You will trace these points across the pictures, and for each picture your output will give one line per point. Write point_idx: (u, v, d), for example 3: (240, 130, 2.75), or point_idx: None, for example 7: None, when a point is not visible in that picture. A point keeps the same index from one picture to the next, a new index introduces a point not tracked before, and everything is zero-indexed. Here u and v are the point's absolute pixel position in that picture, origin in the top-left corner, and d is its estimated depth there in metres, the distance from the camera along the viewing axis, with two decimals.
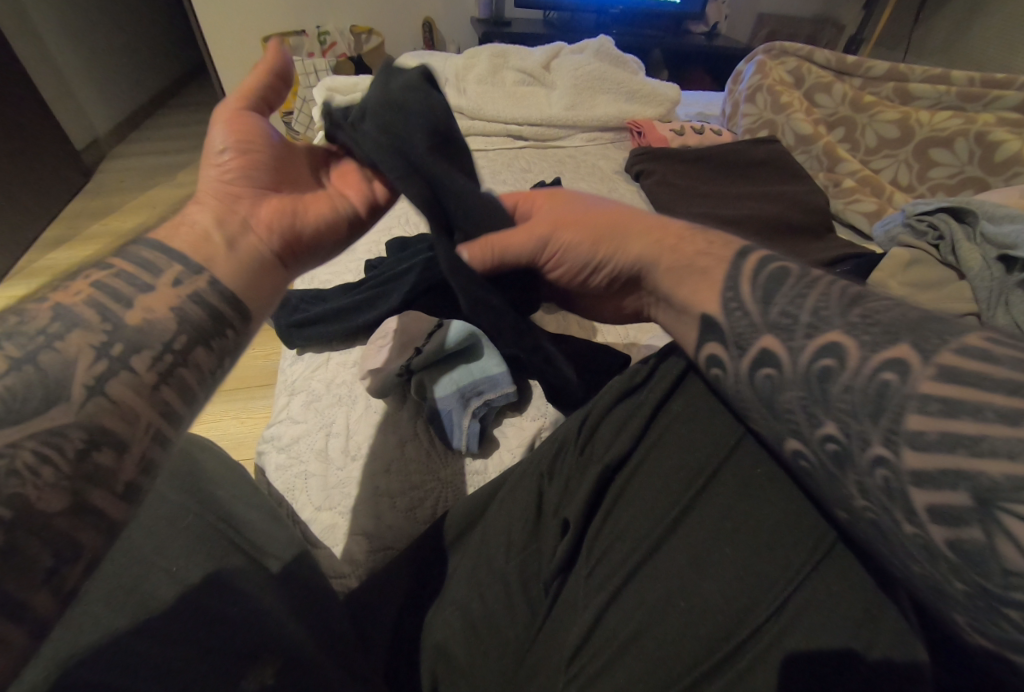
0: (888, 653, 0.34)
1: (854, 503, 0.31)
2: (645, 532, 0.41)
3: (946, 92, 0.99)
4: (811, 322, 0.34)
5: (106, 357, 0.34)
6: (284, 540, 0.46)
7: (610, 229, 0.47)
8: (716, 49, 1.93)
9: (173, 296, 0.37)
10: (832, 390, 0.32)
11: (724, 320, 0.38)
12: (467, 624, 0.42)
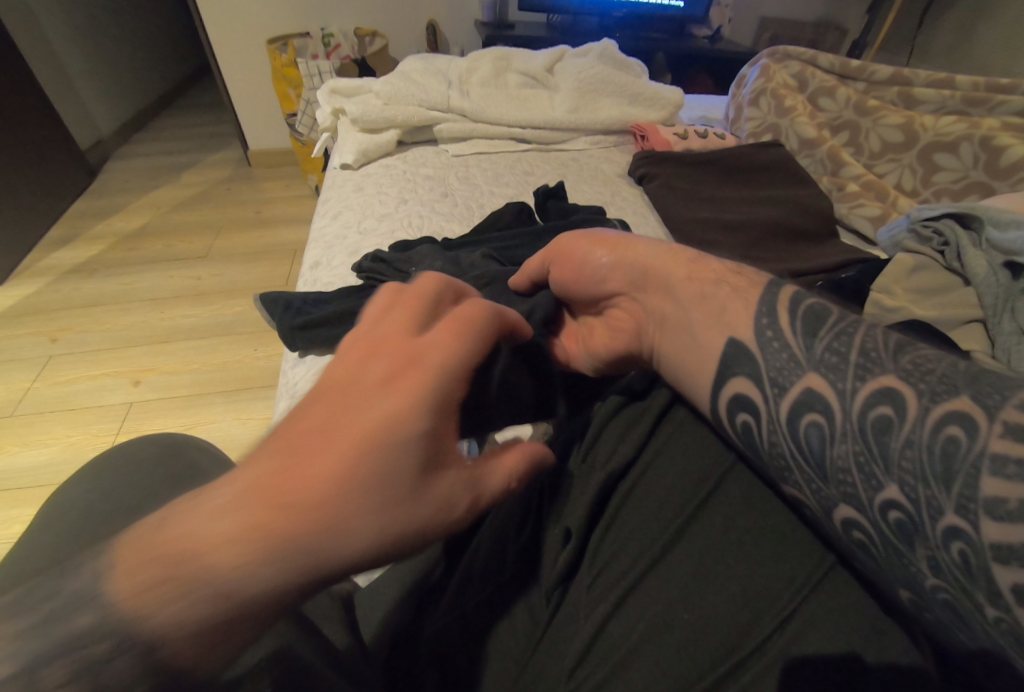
0: (894, 658, 0.33)
1: (924, 580, 0.30)
2: (649, 542, 0.41)
3: (950, 98, 0.99)
4: (861, 364, 0.34)
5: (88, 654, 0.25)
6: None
7: (620, 240, 0.51)
8: (719, 52, 1.93)
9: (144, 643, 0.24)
10: (891, 446, 0.31)
11: (761, 356, 0.39)
12: (469, 633, 0.43)
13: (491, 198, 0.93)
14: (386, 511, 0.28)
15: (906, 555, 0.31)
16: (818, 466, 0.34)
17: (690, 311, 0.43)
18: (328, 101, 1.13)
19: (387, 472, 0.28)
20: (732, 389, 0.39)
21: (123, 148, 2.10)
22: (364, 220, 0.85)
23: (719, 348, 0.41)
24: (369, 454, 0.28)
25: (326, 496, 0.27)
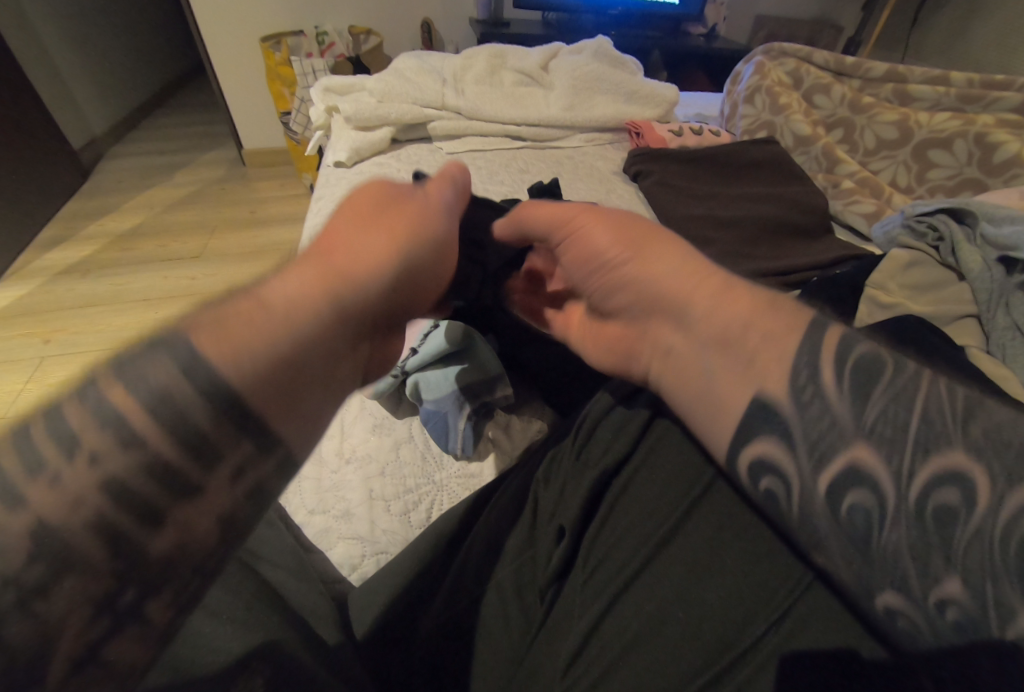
0: (888, 655, 0.32)
1: (969, 671, 0.28)
2: (644, 538, 0.41)
3: (945, 94, 0.99)
4: (921, 441, 0.31)
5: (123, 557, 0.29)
6: (286, 552, 0.48)
7: (645, 239, 0.48)
8: (714, 50, 1.93)
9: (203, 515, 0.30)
10: (955, 535, 0.29)
11: (798, 422, 0.36)
12: (463, 629, 0.43)
13: (487, 195, 0.92)
14: (386, 301, 0.40)
15: (961, 650, 0.29)
16: (860, 547, 0.32)
17: (718, 371, 0.40)
18: (321, 99, 1.12)
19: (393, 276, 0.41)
20: (757, 451, 0.37)
21: (117, 147, 2.09)
22: None
23: (748, 403, 0.38)
24: (361, 233, 0.41)
25: (353, 283, 0.38)
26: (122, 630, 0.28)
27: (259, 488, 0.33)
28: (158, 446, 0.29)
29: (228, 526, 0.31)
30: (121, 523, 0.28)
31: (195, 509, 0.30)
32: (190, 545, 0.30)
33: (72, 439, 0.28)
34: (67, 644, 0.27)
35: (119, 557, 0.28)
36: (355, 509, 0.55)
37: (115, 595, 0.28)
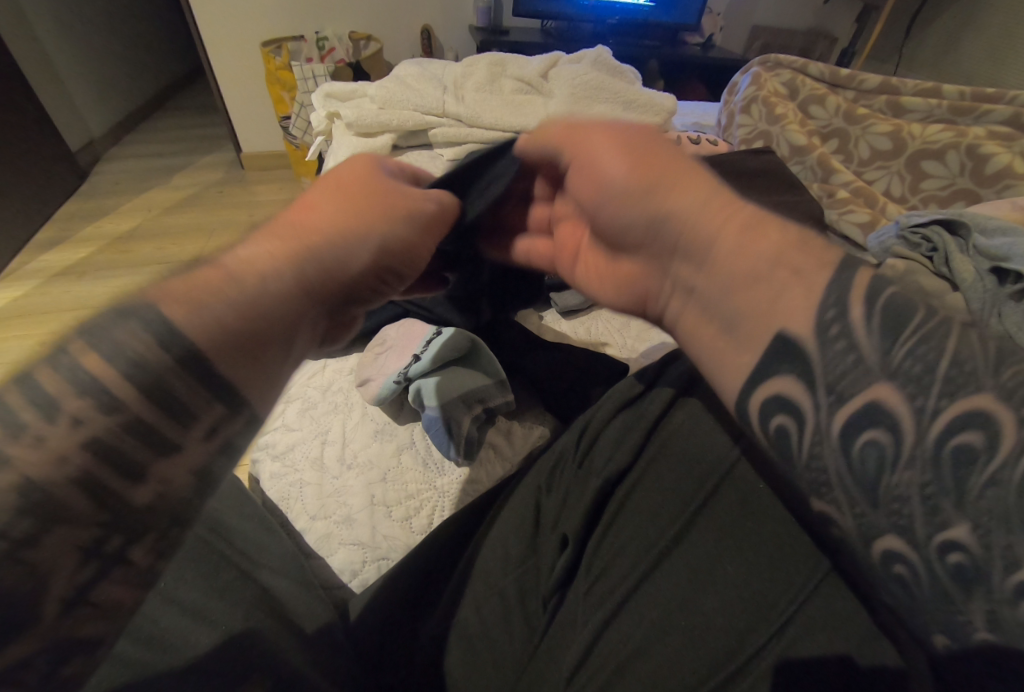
0: (877, 660, 0.34)
1: (973, 632, 0.25)
2: (647, 547, 0.41)
3: (937, 106, 1.01)
4: (950, 376, 0.25)
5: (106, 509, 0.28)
6: (283, 551, 0.49)
7: (657, 171, 0.36)
8: (711, 60, 1.95)
9: (199, 448, 0.30)
10: (970, 483, 0.24)
11: (816, 354, 0.29)
12: (465, 641, 0.42)
13: None
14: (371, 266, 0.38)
15: (957, 603, 0.25)
16: (867, 493, 0.27)
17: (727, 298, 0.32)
18: (323, 105, 1.13)
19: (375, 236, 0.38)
20: (773, 388, 0.31)
21: (114, 148, 2.08)
22: None
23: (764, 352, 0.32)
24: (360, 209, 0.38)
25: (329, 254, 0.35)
26: (116, 565, 0.29)
27: (231, 443, 0.31)
28: (138, 412, 0.28)
29: (204, 475, 0.31)
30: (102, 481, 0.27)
31: (173, 465, 0.29)
32: (168, 496, 0.30)
33: (52, 399, 0.26)
34: (61, 583, 0.27)
35: (105, 505, 0.27)
36: (356, 514, 0.55)
37: (103, 542, 0.28)
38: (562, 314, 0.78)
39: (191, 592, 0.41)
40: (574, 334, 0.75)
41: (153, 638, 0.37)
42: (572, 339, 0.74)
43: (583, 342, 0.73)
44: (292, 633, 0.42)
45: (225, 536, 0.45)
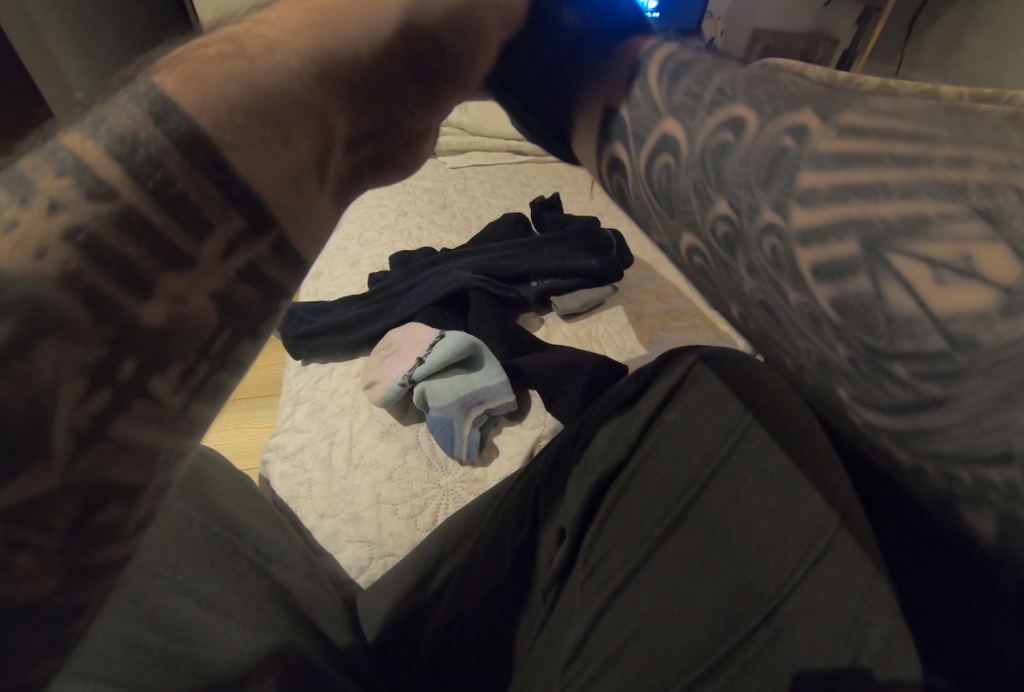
0: (875, 663, 0.34)
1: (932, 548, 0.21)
2: (639, 540, 0.43)
3: None
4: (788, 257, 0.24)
5: (109, 383, 0.21)
6: (293, 550, 0.51)
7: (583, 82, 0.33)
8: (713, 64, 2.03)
9: (223, 273, 0.22)
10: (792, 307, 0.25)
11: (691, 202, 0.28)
12: (454, 622, 0.46)
13: (489, 209, 1.01)
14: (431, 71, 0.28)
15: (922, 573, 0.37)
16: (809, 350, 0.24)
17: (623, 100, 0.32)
18: None
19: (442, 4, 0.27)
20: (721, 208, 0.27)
21: None
22: (367, 233, 0.92)
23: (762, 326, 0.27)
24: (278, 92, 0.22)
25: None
26: (153, 374, 0.22)
27: (259, 269, 0.24)
28: (134, 205, 0.20)
29: (229, 303, 0.23)
30: (78, 306, 0.19)
31: (186, 280, 0.21)
32: (188, 320, 0.22)
33: (24, 179, 0.19)
34: (66, 408, 0.20)
35: (107, 320, 0.20)
36: (362, 512, 0.57)
37: (119, 354, 0.20)
38: (563, 317, 0.80)
39: (209, 588, 0.42)
40: (576, 336, 0.77)
41: (173, 629, 0.39)
42: (572, 342, 0.76)
43: (584, 343, 0.75)
44: (301, 626, 0.44)
45: (237, 534, 0.47)
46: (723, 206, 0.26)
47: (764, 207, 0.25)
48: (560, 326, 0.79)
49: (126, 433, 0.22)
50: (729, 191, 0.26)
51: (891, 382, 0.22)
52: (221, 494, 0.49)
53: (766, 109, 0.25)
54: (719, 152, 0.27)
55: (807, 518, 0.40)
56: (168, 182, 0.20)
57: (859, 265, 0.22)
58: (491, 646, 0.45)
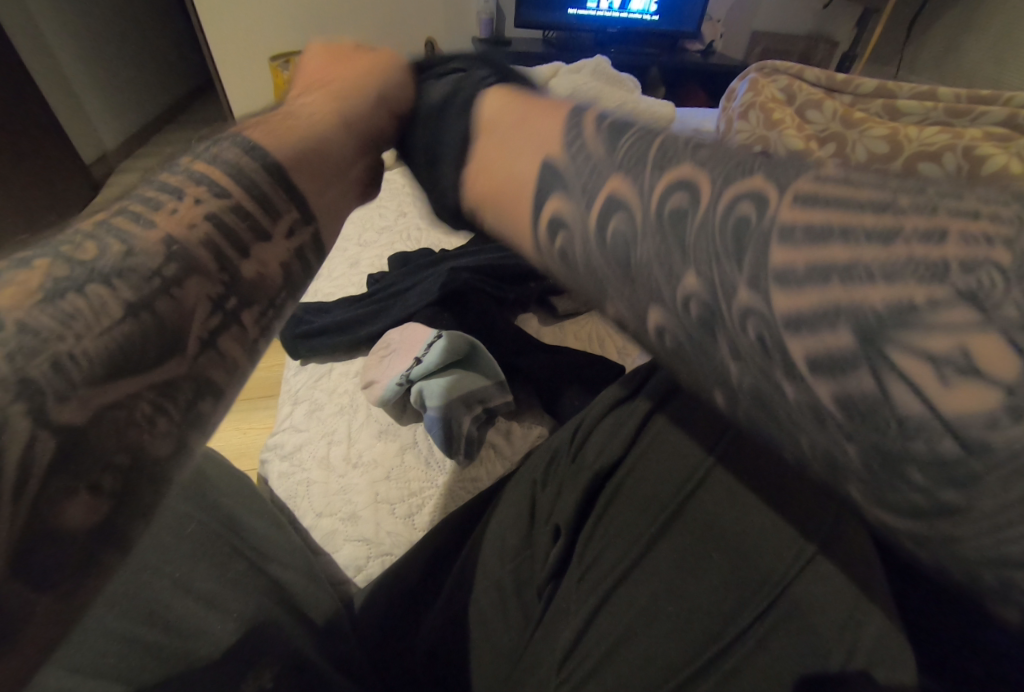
0: (868, 663, 0.34)
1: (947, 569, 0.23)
2: (634, 539, 0.43)
3: (933, 109, 1.04)
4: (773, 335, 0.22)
5: (219, 310, 0.31)
6: (292, 546, 0.52)
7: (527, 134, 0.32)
8: (710, 67, 2.08)
9: (285, 249, 0.34)
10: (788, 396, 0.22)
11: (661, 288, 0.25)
12: (452, 620, 0.45)
13: None
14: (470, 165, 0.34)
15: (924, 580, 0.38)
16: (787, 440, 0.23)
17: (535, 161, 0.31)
18: None
19: (520, 115, 0.33)
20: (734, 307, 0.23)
21: (125, 162, 2.21)
22: (366, 233, 0.93)
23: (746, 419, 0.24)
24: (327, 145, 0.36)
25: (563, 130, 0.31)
26: (225, 331, 0.32)
27: (303, 253, 0.36)
28: (240, 198, 0.32)
29: (292, 269, 0.35)
30: (199, 259, 0.31)
31: (266, 251, 0.34)
32: (264, 279, 0.34)
33: (177, 187, 0.32)
34: (195, 326, 0.30)
35: (221, 265, 0.31)
36: (360, 511, 0.57)
37: (223, 299, 0.32)
38: (561, 318, 0.80)
39: (203, 584, 0.43)
40: (573, 336, 0.77)
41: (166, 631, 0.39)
42: (569, 342, 0.76)
43: (582, 343, 0.76)
44: (294, 621, 0.44)
45: (232, 530, 0.47)
46: (691, 283, 0.24)
47: (739, 287, 0.23)
48: (559, 326, 0.79)
49: (222, 358, 0.32)
50: (696, 265, 0.24)
51: (909, 484, 0.19)
52: (221, 491, 0.50)
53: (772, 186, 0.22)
54: (675, 218, 0.25)
55: (797, 519, 0.41)
56: (243, 166, 0.33)
57: (856, 359, 0.20)
58: (485, 653, 0.43)
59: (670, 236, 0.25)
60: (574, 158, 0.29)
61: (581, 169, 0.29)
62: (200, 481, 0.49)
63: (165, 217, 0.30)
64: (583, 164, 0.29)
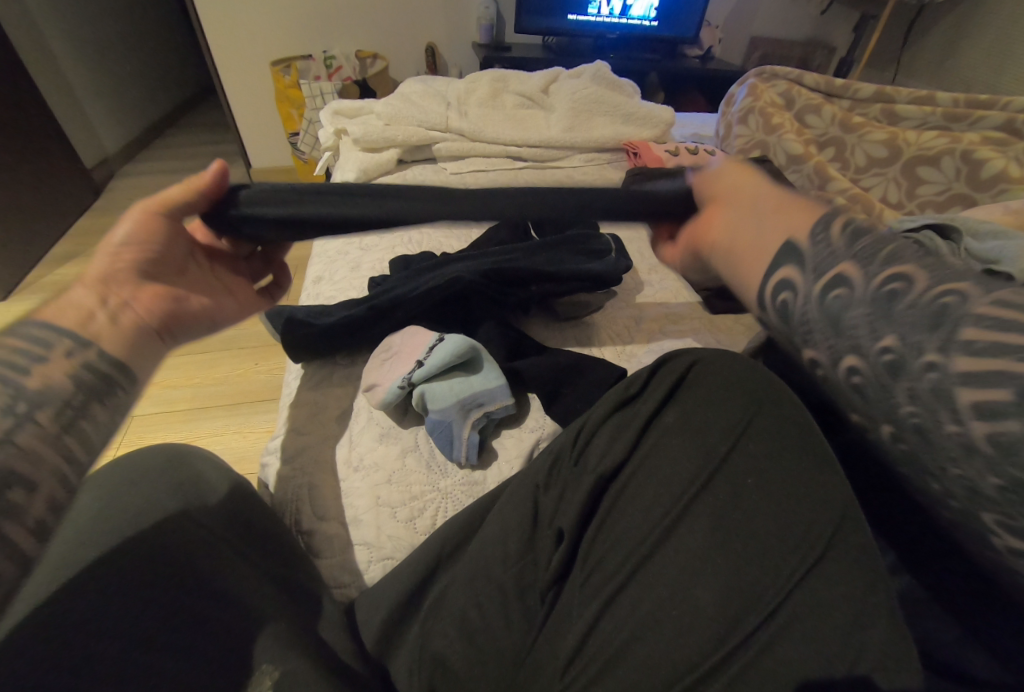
0: (873, 666, 0.34)
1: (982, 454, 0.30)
2: (639, 541, 0.43)
3: (931, 114, 1.05)
4: None
5: (21, 416, 0.39)
6: (264, 540, 0.49)
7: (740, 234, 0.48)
8: (709, 72, 2.10)
9: (67, 363, 0.43)
10: None
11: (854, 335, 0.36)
12: (466, 636, 0.43)
13: (488, 214, 1.02)
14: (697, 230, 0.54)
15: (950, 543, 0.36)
16: None
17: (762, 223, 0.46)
18: (334, 123, 1.27)
19: (786, 206, 0.45)
20: (783, 272, 0.41)
21: (126, 167, 2.22)
22: (367, 237, 0.93)
23: None
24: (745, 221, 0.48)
25: (808, 226, 0.42)
26: (24, 428, 0.39)
27: (88, 362, 0.45)
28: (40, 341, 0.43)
29: (76, 376, 0.43)
30: (18, 363, 0.41)
31: (46, 368, 0.42)
32: (55, 384, 0.42)
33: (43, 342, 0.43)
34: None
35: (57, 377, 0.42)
36: (360, 515, 0.57)
37: (16, 406, 0.39)
38: (563, 321, 0.80)
39: (149, 611, 0.41)
40: (575, 339, 0.78)
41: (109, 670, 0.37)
42: (571, 345, 0.77)
43: (583, 346, 0.76)
44: (249, 638, 0.42)
45: (173, 541, 0.45)
46: (889, 341, 0.34)
47: (883, 336, 0.34)
48: (561, 329, 0.80)
49: (57, 452, 0.40)
50: (896, 329, 0.34)
51: None
52: (213, 493, 0.51)
53: (935, 276, 0.34)
54: (893, 293, 0.35)
55: (805, 518, 0.40)
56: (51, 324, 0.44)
57: None
58: (486, 659, 0.43)
59: (884, 306, 0.35)
60: (828, 244, 0.39)
61: (905, 253, 0.36)
62: (192, 488, 0.50)
63: (21, 340, 0.42)
64: (855, 279, 0.37)
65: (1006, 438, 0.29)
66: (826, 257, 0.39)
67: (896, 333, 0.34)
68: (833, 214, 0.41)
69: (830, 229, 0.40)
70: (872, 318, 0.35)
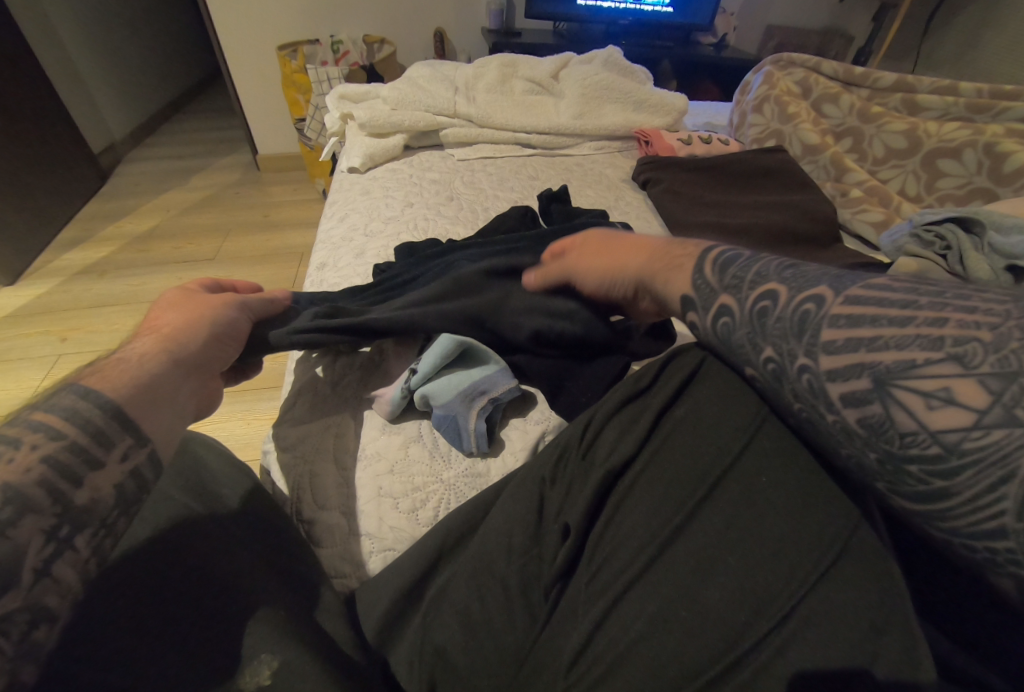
0: (890, 670, 0.33)
1: None
2: (648, 537, 0.42)
3: (954, 104, 1.02)
4: None
5: (55, 539, 0.36)
6: (272, 531, 0.49)
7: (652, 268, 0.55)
8: (724, 61, 2.06)
9: (117, 473, 0.40)
10: None
11: (776, 355, 0.41)
12: (465, 628, 0.43)
13: (495, 201, 1.00)
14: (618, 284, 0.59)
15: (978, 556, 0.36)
16: None
17: (657, 261, 0.54)
18: (340, 107, 1.25)
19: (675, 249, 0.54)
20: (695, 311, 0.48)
21: (134, 151, 2.22)
22: (371, 224, 0.92)
23: None
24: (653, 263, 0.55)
25: (689, 268, 0.50)
26: (61, 555, 0.36)
27: (139, 468, 0.42)
28: (78, 439, 0.39)
29: (121, 491, 0.40)
30: (71, 468, 0.38)
31: (100, 477, 0.39)
32: (98, 501, 0.39)
33: (66, 435, 0.38)
34: (30, 558, 0.35)
35: (96, 494, 0.39)
36: (362, 506, 0.56)
37: (59, 528, 0.36)
38: None
39: (150, 600, 0.40)
40: None
41: (109, 660, 0.37)
42: None
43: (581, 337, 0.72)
44: (252, 628, 0.41)
45: (180, 531, 0.44)
46: (770, 351, 0.42)
47: (799, 355, 0.40)
48: None
49: (74, 581, 0.37)
50: (774, 342, 0.41)
51: None
52: (219, 482, 0.50)
53: (796, 289, 0.42)
54: (763, 316, 0.43)
55: (824, 520, 0.38)
56: (79, 413, 0.39)
57: None
58: (490, 657, 0.42)
59: (759, 327, 0.43)
60: (706, 280, 0.48)
61: (788, 276, 0.43)
62: (197, 476, 0.49)
63: (76, 428, 0.39)
64: (742, 306, 0.44)
65: (871, 419, 0.35)
66: (708, 295, 0.47)
67: (773, 345, 0.41)
68: (704, 257, 0.50)
69: (705, 272, 0.49)
70: (788, 332, 0.41)
